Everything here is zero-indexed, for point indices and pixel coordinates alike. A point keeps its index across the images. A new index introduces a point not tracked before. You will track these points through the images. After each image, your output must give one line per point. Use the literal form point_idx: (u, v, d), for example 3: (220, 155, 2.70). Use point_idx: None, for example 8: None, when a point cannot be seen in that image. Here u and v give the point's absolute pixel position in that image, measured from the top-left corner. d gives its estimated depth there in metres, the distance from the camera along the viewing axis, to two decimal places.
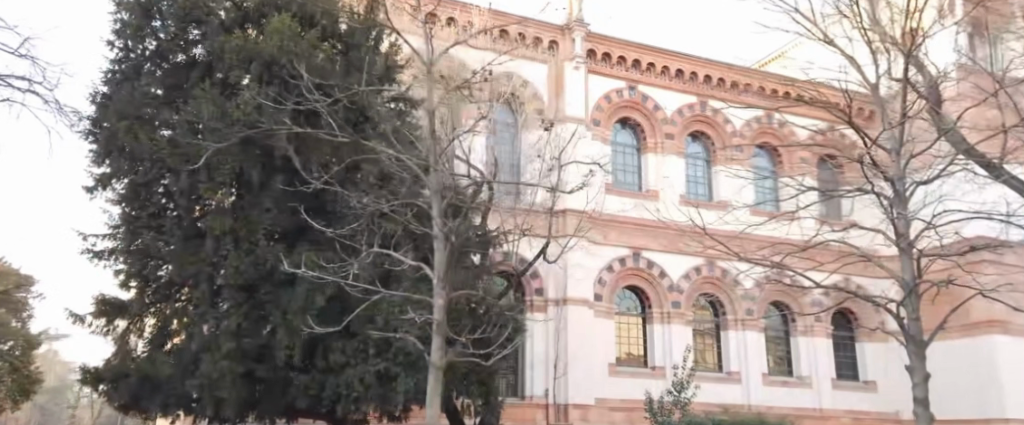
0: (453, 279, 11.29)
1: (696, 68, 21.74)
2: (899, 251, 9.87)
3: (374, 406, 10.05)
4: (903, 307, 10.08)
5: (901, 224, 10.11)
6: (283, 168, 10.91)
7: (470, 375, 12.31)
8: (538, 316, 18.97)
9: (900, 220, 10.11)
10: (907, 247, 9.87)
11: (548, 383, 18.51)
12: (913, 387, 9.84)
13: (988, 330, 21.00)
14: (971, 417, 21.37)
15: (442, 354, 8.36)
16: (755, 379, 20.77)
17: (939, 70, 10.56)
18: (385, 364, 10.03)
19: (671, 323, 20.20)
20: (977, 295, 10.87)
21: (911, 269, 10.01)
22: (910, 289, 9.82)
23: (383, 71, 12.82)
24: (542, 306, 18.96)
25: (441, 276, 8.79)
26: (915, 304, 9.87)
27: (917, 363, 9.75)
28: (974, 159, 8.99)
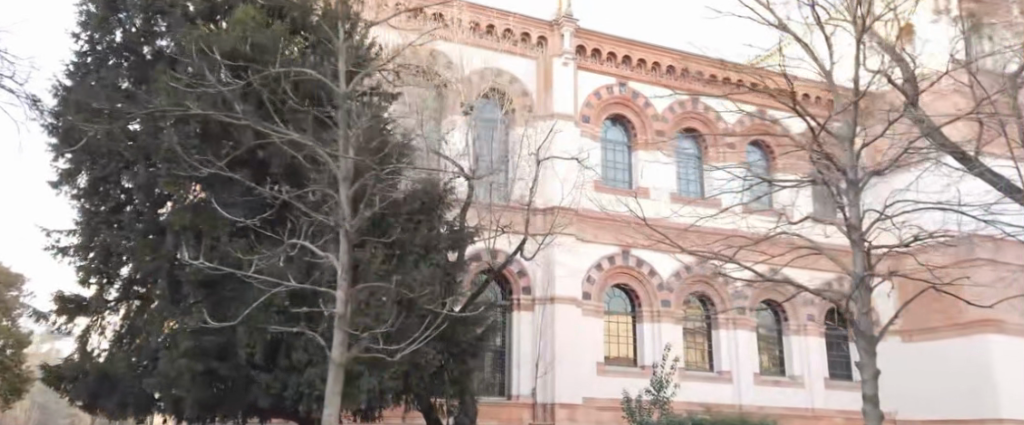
0: (408, 275, 10.84)
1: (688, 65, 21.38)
2: (851, 243, 9.87)
3: (336, 405, 9.86)
4: (860, 301, 9.96)
5: (851, 214, 10.07)
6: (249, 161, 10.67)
7: (441, 373, 12.08)
8: (525, 314, 18.79)
9: (852, 209, 10.09)
10: (860, 239, 9.85)
11: (534, 382, 18.39)
12: (863, 384, 9.63)
13: (983, 330, 20.73)
14: (965, 417, 21.12)
15: (342, 350, 7.84)
16: (747, 379, 20.51)
17: (917, 62, 10.28)
18: (349, 362, 9.83)
19: (660, 322, 19.94)
20: (931, 289, 10.88)
21: (862, 263, 9.91)
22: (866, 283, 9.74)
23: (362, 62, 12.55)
24: (528, 304, 18.80)
25: (344, 267, 8.23)
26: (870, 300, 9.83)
27: (868, 360, 9.60)
28: (947, 152, 8.73)
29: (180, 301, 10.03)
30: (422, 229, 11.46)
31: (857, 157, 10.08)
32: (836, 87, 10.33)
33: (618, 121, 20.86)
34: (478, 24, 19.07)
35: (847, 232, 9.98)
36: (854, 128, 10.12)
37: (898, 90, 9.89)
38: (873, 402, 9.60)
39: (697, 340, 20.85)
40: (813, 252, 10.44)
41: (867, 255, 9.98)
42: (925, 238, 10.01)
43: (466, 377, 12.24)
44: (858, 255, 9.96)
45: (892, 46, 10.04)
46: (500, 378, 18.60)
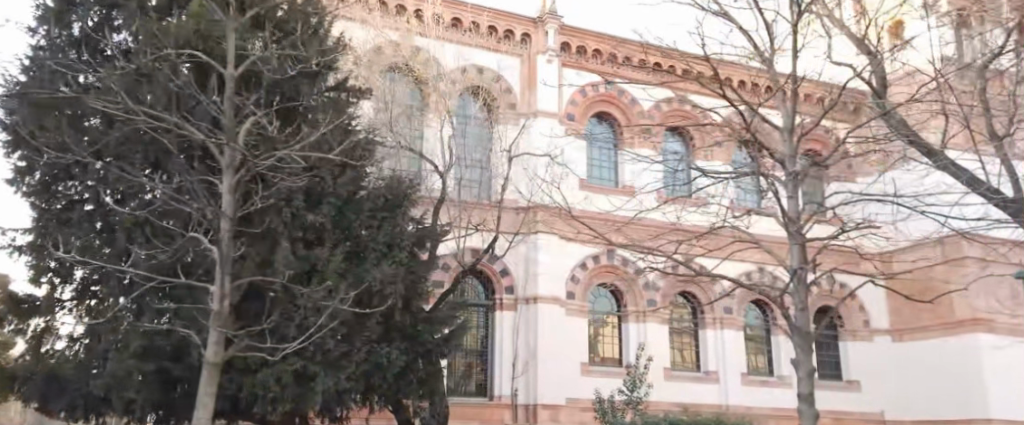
0: (364, 275, 10.45)
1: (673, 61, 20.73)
2: (788, 236, 9.71)
3: (291, 407, 9.59)
4: (792, 297, 9.62)
5: (789, 205, 9.98)
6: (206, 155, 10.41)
7: (410, 373, 11.46)
8: (507, 314, 18.57)
9: (791, 200, 10.00)
10: (797, 233, 9.67)
11: (515, 382, 18.18)
12: (798, 382, 9.33)
13: (973, 328, 20.55)
14: (955, 417, 20.90)
15: (214, 351, 8.42)
16: (734, 379, 20.24)
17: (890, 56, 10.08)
18: (304, 362, 9.58)
19: (646, 321, 19.72)
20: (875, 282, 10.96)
21: (798, 256, 9.75)
22: (800, 276, 9.56)
23: (330, 52, 12.11)
24: (511, 304, 18.57)
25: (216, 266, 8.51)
26: (805, 296, 9.53)
27: (805, 356, 9.46)
28: (913, 143, 8.52)
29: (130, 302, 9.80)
30: (383, 227, 11.09)
31: (793, 148, 9.99)
32: (775, 75, 10.22)
33: (604, 119, 20.45)
34: (459, 21, 18.76)
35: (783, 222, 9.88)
36: (791, 117, 10.02)
37: (864, 83, 9.66)
38: (807, 402, 9.32)
39: (682, 340, 20.62)
40: (750, 244, 10.20)
41: (803, 248, 9.76)
42: (855, 228, 9.84)
43: (435, 378, 11.88)
44: (795, 250, 9.76)
45: (857, 36, 9.81)
46: (482, 377, 18.40)
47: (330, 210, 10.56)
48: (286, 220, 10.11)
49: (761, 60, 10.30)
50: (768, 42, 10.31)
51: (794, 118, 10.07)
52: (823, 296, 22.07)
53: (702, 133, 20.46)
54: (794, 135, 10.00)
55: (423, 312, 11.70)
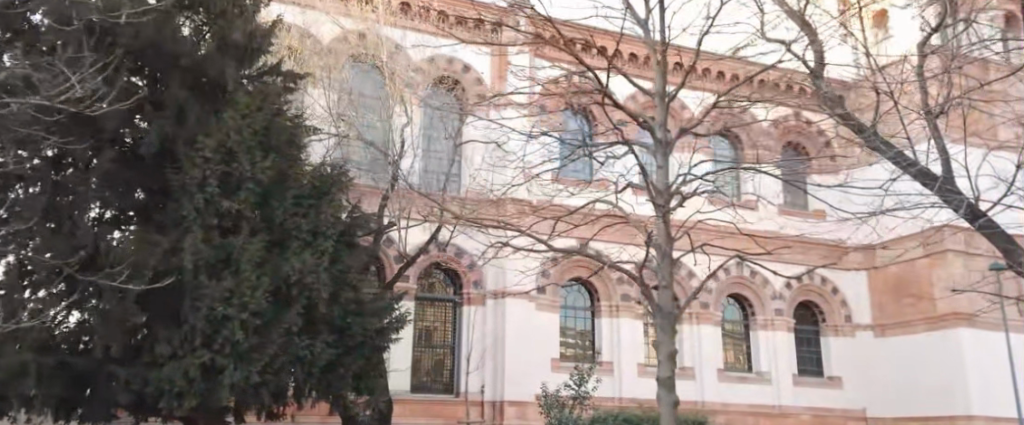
0: (289, 270, 9.89)
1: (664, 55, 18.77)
2: (656, 209, 9.56)
3: (199, 402, 9.14)
4: (658, 274, 9.43)
5: (657, 177, 9.99)
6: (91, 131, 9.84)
7: (343, 368, 10.94)
8: (475, 309, 18.09)
9: (660, 174, 9.91)
10: (664, 205, 9.60)
11: (483, 379, 17.71)
12: (657, 365, 8.93)
13: (954, 323, 19.94)
14: (937, 414, 20.26)
15: None
16: (710, 375, 19.75)
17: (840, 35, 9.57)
18: (212, 354, 9.08)
19: (619, 316, 19.23)
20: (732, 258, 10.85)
21: (664, 231, 9.64)
22: (665, 252, 9.41)
23: (265, 34, 11.74)
24: (478, 298, 18.11)
25: None
26: (669, 271, 9.29)
27: (664, 338, 9.11)
28: (850, 125, 8.03)
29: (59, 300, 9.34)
30: (309, 215, 10.60)
31: (664, 115, 9.81)
32: (651, 42, 10.04)
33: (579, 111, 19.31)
34: (431, 11, 18.06)
35: (652, 192, 9.80)
36: (663, 83, 9.84)
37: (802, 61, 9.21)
38: (667, 387, 8.92)
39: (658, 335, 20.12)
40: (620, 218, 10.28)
41: (667, 224, 9.56)
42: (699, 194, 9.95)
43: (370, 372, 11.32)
44: (658, 228, 9.60)
45: (796, 12, 9.27)
46: (449, 374, 17.87)
47: (254, 200, 10.06)
48: (204, 208, 9.66)
49: (659, 33, 9.97)
50: (658, 10, 10.05)
51: (668, 87, 9.92)
52: (803, 290, 21.54)
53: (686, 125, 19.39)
54: (670, 105, 9.77)
55: (359, 305, 11.20)
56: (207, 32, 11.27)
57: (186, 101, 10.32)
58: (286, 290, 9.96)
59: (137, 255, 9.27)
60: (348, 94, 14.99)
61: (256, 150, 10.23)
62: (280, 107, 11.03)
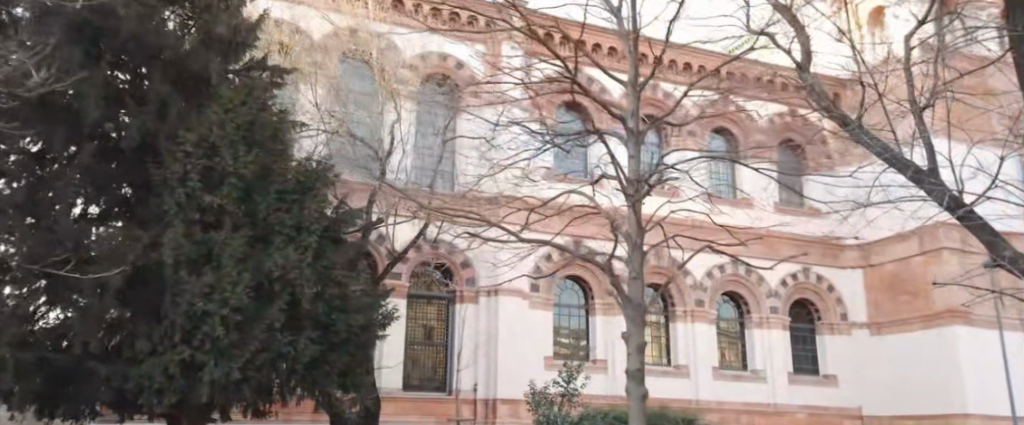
0: (272, 266, 9.78)
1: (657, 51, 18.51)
2: (626, 198, 9.71)
3: (179, 399, 9.04)
4: (628, 264, 9.61)
5: (629, 168, 10.08)
6: (70, 125, 9.72)
7: (329, 366, 10.84)
8: (468, 306, 17.98)
9: (632, 162, 10.03)
10: (634, 194, 9.73)
11: (477, 377, 17.57)
12: (626, 357, 9.09)
13: (949, 320, 19.83)
14: (933, 413, 20.14)
15: None
16: (704, 373, 19.66)
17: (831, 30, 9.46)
18: (192, 351, 8.97)
19: (613, 314, 19.13)
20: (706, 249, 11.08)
21: (633, 220, 9.79)
22: (636, 243, 9.60)
23: (251, 29, 11.64)
24: (471, 296, 18.00)
25: None
26: (640, 263, 9.49)
27: (634, 330, 9.23)
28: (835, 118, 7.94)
29: (36, 295, 9.30)
30: (293, 210, 10.49)
31: (635, 106, 9.97)
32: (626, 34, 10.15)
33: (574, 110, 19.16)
34: (423, 7, 17.90)
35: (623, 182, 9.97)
36: (635, 74, 9.98)
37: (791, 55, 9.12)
38: (635, 380, 9.03)
39: (652, 333, 20.01)
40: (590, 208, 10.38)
41: (638, 214, 9.75)
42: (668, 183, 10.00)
43: (357, 370, 11.22)
44: (631, 219, 9.77)
45: (784, 5, 9.17)
46: (442, 372, 17.76)
47: (236, 196, 9.93)
48: (185, 203, 9.54)
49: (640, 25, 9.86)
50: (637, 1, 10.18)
51: (639, 78, 10.05)
52: (799, 288, 21.44)
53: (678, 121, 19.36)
54: (641, 95, 9.92)
55: (345, 302, 11.11)
56: (192, 25, 11.13)
57: (166, 96, 10.20)
58: (268, 286, 9.85)
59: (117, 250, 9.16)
60: (336, 89, 14.89)
61: (237, 145, 10.10)
62: (264, 102, 10.92)
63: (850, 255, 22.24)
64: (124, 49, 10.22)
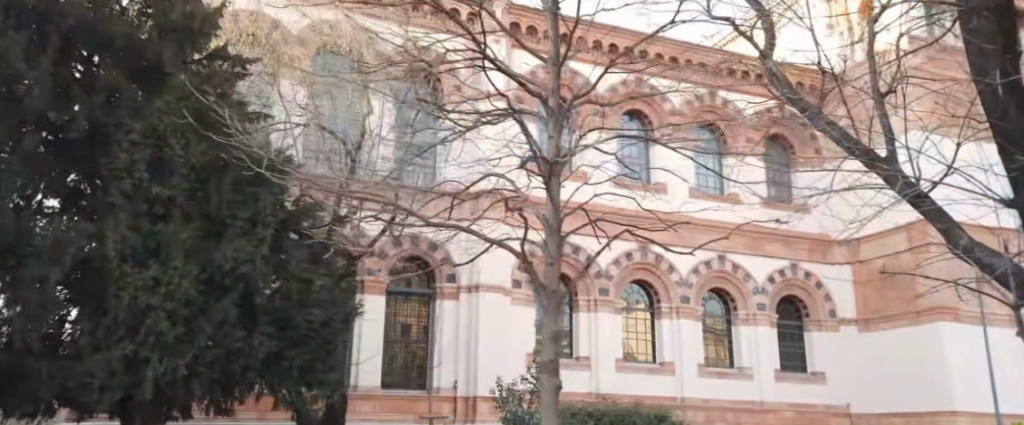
0: (224, 259, 9.50)
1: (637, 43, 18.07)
2: (544, 179, 8.96)
3: (122, 395, 8.80)
4: (547, 248, 8.69)
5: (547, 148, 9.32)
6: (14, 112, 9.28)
7: (290, 363, 10.60)
8: (449, 303, 17.67)
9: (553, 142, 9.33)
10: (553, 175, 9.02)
11: (457, 374, 17.26)
12: (539, 348, 8.15)
13: (936, 317, 19.54)
14: (920, 410, 19.83)
15: None
16: (689, 371, 19.36)
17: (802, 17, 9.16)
18: (136, 347, 8.77)
19: (598, 312, 18.73)
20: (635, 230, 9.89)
21: (552, 202, 8.83)
22: (552, 227, 8.66)
23: (211, 17, 11.34)
24: (452, 293, 17.66)
25: None
26: (558, 246, 8.56)
27: (548, 318, 8.21)
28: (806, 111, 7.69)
29: None
30: (248, 203, 10.14)
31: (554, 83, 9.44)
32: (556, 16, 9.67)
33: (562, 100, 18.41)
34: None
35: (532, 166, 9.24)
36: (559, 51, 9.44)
37: (755, 43, 8.82)
38: (549, 370, 8.11)
39: (638, 329, 19.73)
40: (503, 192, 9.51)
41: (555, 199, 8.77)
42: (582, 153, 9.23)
43: (318, 368, 10.94)
44: (547, 209, 8.86)
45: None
46: (421, 369, 17.46)
47: (185, 191, 9.70)
48: (130, 194, 9.31)
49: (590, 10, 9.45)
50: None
51: (562, 56, 9.52)
52: (787, 284, 21.17)
53: (660, 115, 19.00)
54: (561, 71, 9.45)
55: (305, 299, 10.85)
56: (150, 13, 10.95)
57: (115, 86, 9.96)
58: (220, 280, 9.58)
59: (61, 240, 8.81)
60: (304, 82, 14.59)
61: (181, 139, 9.83)
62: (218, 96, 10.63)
63: (837, 252, 21.91)
64: (75, 36, 9.94)
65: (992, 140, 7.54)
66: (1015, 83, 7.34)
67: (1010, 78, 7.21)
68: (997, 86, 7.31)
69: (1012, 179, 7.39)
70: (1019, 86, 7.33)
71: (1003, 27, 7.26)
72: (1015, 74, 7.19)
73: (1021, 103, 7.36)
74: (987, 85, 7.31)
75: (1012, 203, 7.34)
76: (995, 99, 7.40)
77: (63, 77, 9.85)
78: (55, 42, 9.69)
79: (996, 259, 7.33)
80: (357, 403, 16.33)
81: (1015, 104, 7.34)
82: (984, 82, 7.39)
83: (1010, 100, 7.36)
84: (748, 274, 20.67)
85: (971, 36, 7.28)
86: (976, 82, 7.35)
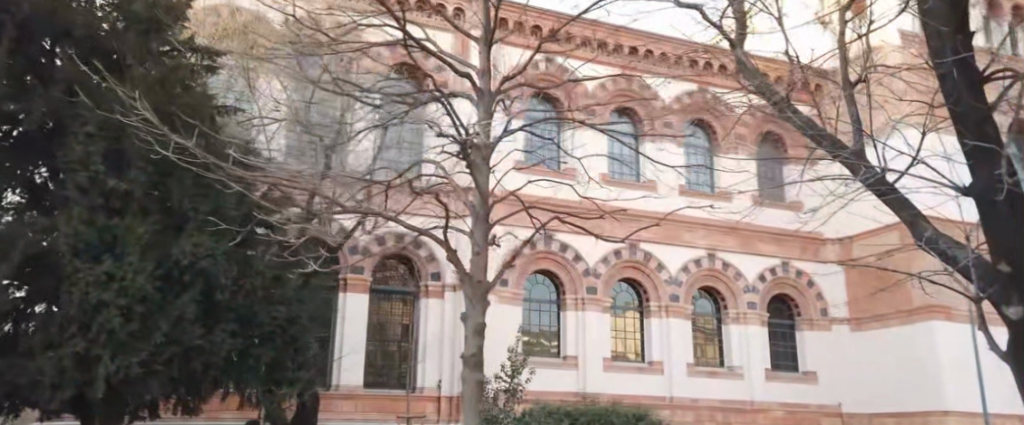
0: (183, 255, 9.23)
1: (622, 39, 17.96)
2: (473, 168, 9.81)
3: (75, 394, 8.57)
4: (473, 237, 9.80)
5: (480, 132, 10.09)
6: None
7: (254, 362, 10.31)
8: (435, 302, 17.17)
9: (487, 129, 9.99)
10: (482, 163, 9.84)
11: (442, 375, 16.77)
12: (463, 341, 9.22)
13: (927, 316, 19.29)
14: (911, 411, 19.55)
15: None
16: (678, 370, 19.09)
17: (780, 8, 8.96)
18: (88, 344, 8.51)
19: (586, 311, 18.41)
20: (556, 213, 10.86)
21: (482, 191, 9.76)
22: (481, 217, 9.80)
23: (180, 7, 11.02)
24: (437, 291, 17.23)
25: None
26: (484, 236, 9.72)
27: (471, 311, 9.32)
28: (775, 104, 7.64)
29: None
30: (209, 197, 9.93)
31: (487, 66, 10.20)
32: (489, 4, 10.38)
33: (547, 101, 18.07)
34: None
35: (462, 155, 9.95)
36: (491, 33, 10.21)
37: (731, 34, 8.62)
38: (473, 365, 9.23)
39: (627, 328, 19.41)
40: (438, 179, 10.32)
41: (485, 191, 9.76)
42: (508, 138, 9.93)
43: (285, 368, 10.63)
44: (478, 199, 9.78)
45: None
46: (403, 368, 16.91)
47: (143, 187, 9.37)
48: (86, 188, 9.03)
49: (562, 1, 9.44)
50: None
51: (495, 38, 10.23)
52: (778, 283, 20.90)
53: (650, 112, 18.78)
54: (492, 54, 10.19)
55: (273, 296, 10.65)
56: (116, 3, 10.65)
57: (71, 81, 9.62)
58: (178, 276, 9.31)
59: (15, 237, 8.66)
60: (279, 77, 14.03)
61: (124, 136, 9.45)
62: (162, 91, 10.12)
63: (829, 251, 21.66)
64: (35, 28, 9.68)
65: (951, 125, 7.65)
66: (967, 64, 7.48)
67: (961, 58, 7.36)
68: (953, 66, 7.44)
69: (969, 164, 7.57)
70: (973, 66, 7.46)
71: (962, 11, 7.28)
72: (967, 54, 7.33)
73: (974, 86, 7.44)
74: (942, 65, 7.48)
75: (968, 190, 7.48)
76: (953, 81, 7.51)
77: (23, 70, 9.65)
78: (13, 34, 9.43)
79: (962, 250, 7.46)
80: (338, 402, 15.96)
81: (967, 87, 7.42)
82: (941, 64, 7.56)
83: (964, 83, 7.44)
84: (738, 273, 20.42)
85: (928, 17, 7.45)
86: (932, 63, 7.55)
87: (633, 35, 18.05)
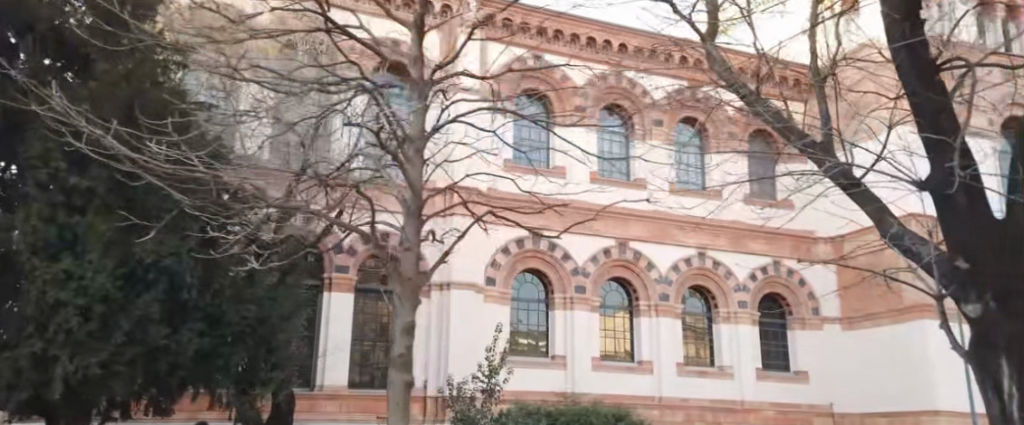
0: (144, 253, 9.02)
1: (585, 31, 17.93)
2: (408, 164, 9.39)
3: (32, 394, 8.45)
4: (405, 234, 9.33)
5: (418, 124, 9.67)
6: None
7: (224, 363, 10.06)
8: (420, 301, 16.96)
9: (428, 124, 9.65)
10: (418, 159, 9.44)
11: (428, 375, 16.52)
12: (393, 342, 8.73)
13: (918, 315, 19.13)
14: (902, 411, 19.36)
15: None
16: (667, 370, 18.89)
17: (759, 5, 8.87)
18: (44, 344, 8.32)
19: (574, 310, 18.18)
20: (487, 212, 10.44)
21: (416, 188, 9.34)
22: (414, 213, 9.29)
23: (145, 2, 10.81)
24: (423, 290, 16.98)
25: None
26: (416, 235, 9.23)
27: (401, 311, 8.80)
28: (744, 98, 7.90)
29: None
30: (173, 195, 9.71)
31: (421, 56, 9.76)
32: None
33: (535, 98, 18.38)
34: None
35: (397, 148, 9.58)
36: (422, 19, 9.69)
37: (707, 30, 8.53)
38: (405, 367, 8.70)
39: (616, 328, 19.19)
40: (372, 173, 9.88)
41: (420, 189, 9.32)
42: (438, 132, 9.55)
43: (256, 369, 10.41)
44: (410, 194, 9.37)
45: None
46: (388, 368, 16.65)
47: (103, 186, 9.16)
48: (45, 186, 8.87)
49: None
50: None
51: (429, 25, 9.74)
52: (769, 281, 20.69)
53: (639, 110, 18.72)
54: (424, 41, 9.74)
55: (243, 295, 10.41)
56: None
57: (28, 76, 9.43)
58: (141, 274, 9.12)
59: None
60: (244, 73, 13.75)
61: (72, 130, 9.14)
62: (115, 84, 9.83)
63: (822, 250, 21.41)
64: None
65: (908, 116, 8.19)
66: (915, 51, 8.01)
67: (909, 44, 7.92)
68: (906, 49, 8.01)
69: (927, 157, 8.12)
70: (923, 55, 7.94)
71: None
72: (914, 41, 7.86)
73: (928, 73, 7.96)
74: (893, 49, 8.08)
75: (926, 183, 8.02)
76: (909, 61, 8.06)
77: None
78: None
79: (924, 245, 8.06)
80: (323, 402, 15.64)
81: (914, 70, 8.02)
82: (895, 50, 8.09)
83: (912, 67, 8.05)
84: (729, 272, 20.21)
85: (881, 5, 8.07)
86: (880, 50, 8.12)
87: (595, 26, 17.97)
